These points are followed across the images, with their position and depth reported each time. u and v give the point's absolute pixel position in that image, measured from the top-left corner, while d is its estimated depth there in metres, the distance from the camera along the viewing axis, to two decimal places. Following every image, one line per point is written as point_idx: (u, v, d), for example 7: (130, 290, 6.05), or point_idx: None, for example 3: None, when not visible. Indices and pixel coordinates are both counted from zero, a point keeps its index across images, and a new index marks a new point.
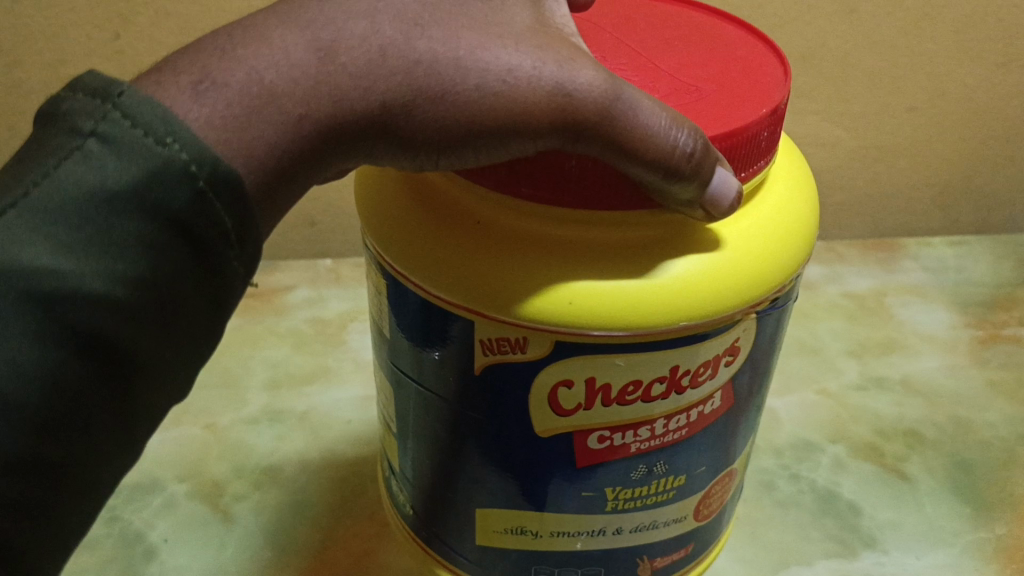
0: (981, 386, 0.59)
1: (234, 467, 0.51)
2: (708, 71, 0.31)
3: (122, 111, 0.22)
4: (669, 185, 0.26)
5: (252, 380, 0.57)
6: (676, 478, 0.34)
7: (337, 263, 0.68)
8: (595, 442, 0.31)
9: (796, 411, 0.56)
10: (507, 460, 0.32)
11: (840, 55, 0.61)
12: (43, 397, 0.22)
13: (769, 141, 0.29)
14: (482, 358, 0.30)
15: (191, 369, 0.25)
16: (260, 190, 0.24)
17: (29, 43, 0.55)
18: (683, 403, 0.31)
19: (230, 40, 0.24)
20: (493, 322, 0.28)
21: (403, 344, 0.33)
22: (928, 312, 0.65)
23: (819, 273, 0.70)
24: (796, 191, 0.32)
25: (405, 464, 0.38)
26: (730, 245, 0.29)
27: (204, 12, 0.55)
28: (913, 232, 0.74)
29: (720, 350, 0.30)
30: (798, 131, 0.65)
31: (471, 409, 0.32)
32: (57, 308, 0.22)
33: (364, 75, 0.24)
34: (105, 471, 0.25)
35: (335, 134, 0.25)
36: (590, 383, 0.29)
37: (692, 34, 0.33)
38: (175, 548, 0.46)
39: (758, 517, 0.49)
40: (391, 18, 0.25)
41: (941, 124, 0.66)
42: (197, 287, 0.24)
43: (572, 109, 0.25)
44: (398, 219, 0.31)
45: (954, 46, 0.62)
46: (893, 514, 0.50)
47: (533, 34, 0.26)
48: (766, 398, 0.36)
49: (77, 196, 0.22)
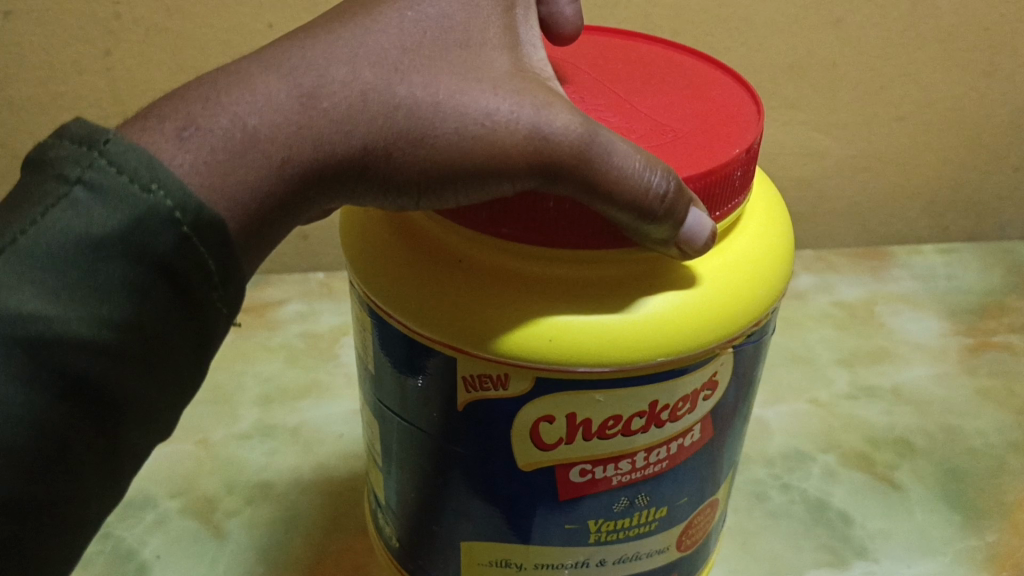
0: (972, 394, 0.59)
1: (226, 483, 0.51)
2: (684, 110, 0.31)
3: (109, 159, 0.22)
4: (642, 224, 0.27)
5: (245, 396, 0.57)
6: (658, 510, 0.34)
7: (330, 276, 0.69)
8: (576, 475, 0.31)
9: (787, 421, 0.57)
10: (492, 493, 0.32)
11: (828, 65, 0.61)
12: (31, 440, 0.22)
13: (743, 179, 0.29)
14: (464, 393, 0.30)
15: (176, 406, 0.26)
16: (241, 234, 0.24)
17: (21, 61, 0.55)
18: (662, 436, 0.31)
19: (214, 87, 0.25)
20: (475, 359, 0.29)
21: (388, 378, 0.33)
22: (918, 320, 0.66)
23: (810, 282, 0.70)
24: (771, 225, 0.33)
25: (389, 494, 0.38)
26: (706, 281, 0.29)
27: (194, 30, 0.55)
28: (904, 240, 0.74)
29: (699, 384, 0.30)
30: (788, 141, 0.65)
31: (454, 444, 0.32)
32: (43, 353, 0.22)
33: (344, 122, 0.25)
34: (91, 509, 0.25)
35: (314, 177, 0.25)
36: (571, 418, 0.30)
37: (667, 72, 0.33)
38: (168, 564, 0.46)
39: (748, 528, 0.50)
40: (371, 64, 0.26)
41: (930, 133, 0.66)
42: (182, 328, 0.24)
43: (548, 151, 0.25)
44: (381, 257, 0.31)
45: (942, 54, 0.62)
46: (883, 523, 0.50)
47: (512, 78, 0.27)
48: (746, 429, 0.37)
49: (63, 243, 0.22)
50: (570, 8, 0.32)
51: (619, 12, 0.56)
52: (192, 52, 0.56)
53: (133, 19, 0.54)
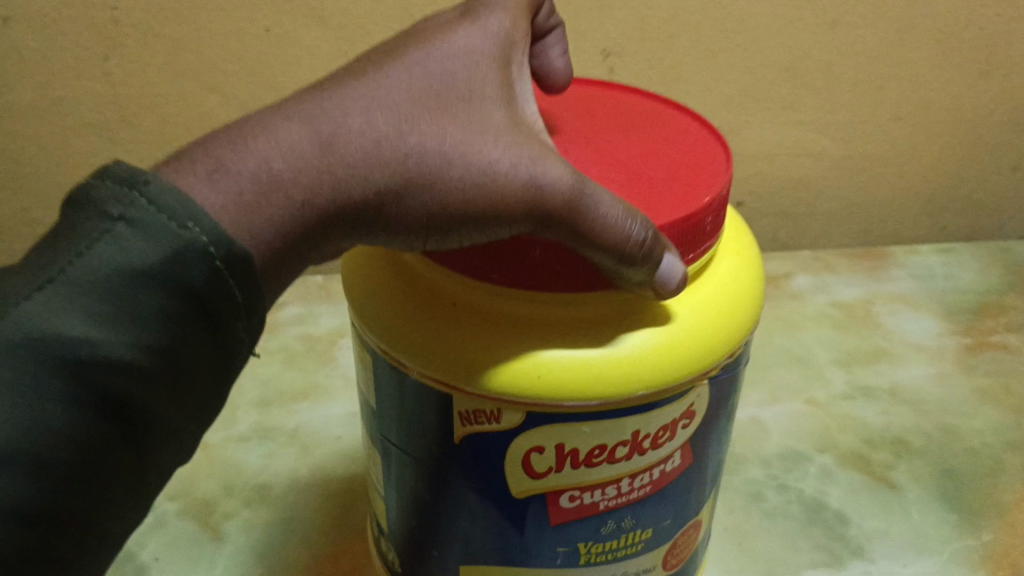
0: (969, 394, 0.59)
1: (225, 485, 0.52)
2: (657, 156, 0.32)
3: (150, 198, 0.23)
4: (623, 269, 0.27)
5: (243, 398, 0.57)
6: (643, 531, 0.34)
7: (328, 279, 0.69)
8: (567, 501, 0.32)
9: (783, 422, 0.57)
10: (481, 510, 0.33)
11: (825, 66, 0.61)
12: (72, 460, 0.23)
13: (713, 224, 0.30)
14: (459, 425, 0.31)
15: (196, 434, 0.26)
16: (263, 272, 0.25)
17: (20, 67, 0.56)
18: (646, 463, 0.32)
19: (239, 132, 0.25)
20: (467, 395, 0.29)
21: (385, 406, 0.34)
22: (916, 320, 0.66)
23: (807, 282, 0.70)
24: (745, 263, 0.34)
25: (389, 520, 0.38)
26: (685, 318, 0.30)
27: (192, 35, 0.55)
28: (902, 240, 0.74)
29: (678, 415, 0.31)
30: (786, 142, 0.65)
31: (449, 470, 0.32)
32: (85, 379, 0.22)
33: (357, 170, 0.25)
34: (114, 536, 0.25)
35: (326, 223, 0.25)
36: (559, 448, 0.30)
37: (642, 119, 0.34)
38: (165, 566, 0.46)
39: (744, 529, 0.50)
40: (385, 110, 0.26)
41: (928, 133, 0.67)
42: (207, 359, 0.25)
43: (543, 202, 0.26)
44: (382, 300, 0.32)
45: (939, 54, 0.62)
46: (879, 523, 0.50)
47: (513, 129, 0.28)
48: (727, 449, 0.37)
49: (105, 277, 0.22)
50: (559, 60, 0.33)
51: (614, 14, 0.57)
52: (190, 57, 0.56)
53: (129, 23, 0.54)
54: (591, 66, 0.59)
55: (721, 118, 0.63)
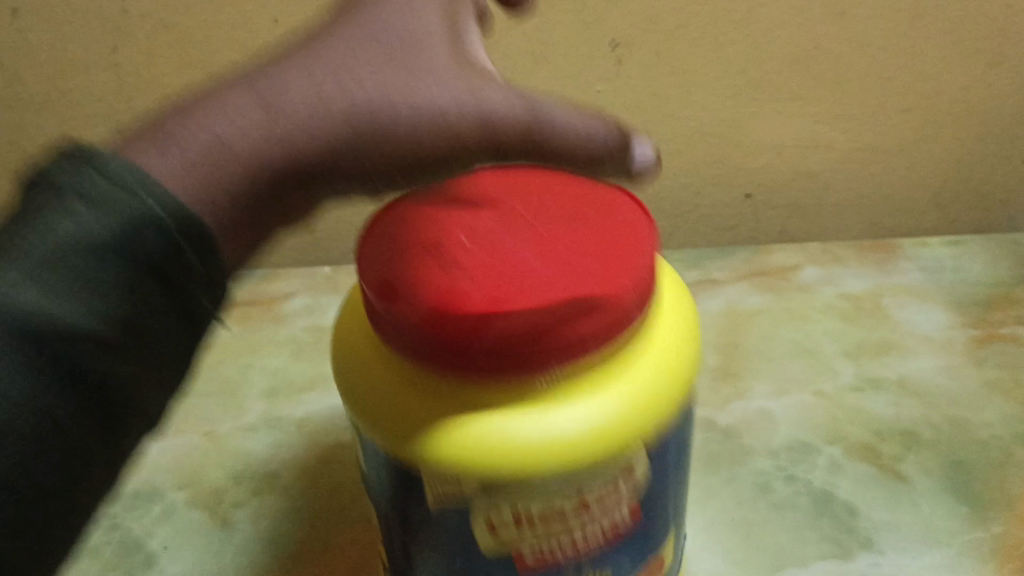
0: (978, 386, 0.59)
1: (233, 474, 0.52)
2: (591, 238, 0.34)
3: (103, 174, 0.25)
4: (594, 165, 0.29)
5: (251, 388, 0.58)
6: (608, 571, 0.36)
7: (336, 270, 0.69)
8: (532, 557, 0.34)
9: (792, 413, 0.57)
10: (462, 543, 0.34)
11: (834, 56, 0.61)
12: (36, 405, 0.25)
13: (643, 298, 0.33)
14: (433, 495, 0.33)
15: (167, 392, 0.29)
16: (231, 224, 0.27)
17: (32, 55, 0.57)
18: (598, 520, 0.34)
19: (192, 109, 0.27)
20: (439, 475, 0.32)
21: (369, 456, 0.36)
22: (924, 312, 0.65)
23: (816, 274, 0.70)
24: (680, 323, 0.36)
25: (385, 548, 0.40)
26: (621, 389, 0.33)
27: (199, 28, 0.55)
28: (912, 232, 0.74)
29: (626, 477, 0.33)
30: (794, 133, 0.65)
31: (426, 509, 0.34)
32: (54, 335, 0.25)
33: (306, 122, 0.27)
34: (96, 482, 0.28)
35: (289, 183, 0.28)
36: (517, 516, 0.33)
37: (580, 190, 0.37)
38: (174, 556, 0.47)
39: (753, 520, 0.50)
40: (327, 75, 0.29)
41: (937, 124, 0.66)
42: (171, 320, 0.27)
43: (489, 130, 0.28)
44: (354, 377, 0.35)
45: (949, 45, 0.61)
46: (888, 515, 0.50)
47: (451, 71, 0.30)
48: (687, 484, 0.39)
49: (67, 248, 0.25)
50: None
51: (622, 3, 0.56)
52: (198, 49, 0.56)
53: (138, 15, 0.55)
54: (600, 57, 0.59)
55: (728, 109, 0.63)
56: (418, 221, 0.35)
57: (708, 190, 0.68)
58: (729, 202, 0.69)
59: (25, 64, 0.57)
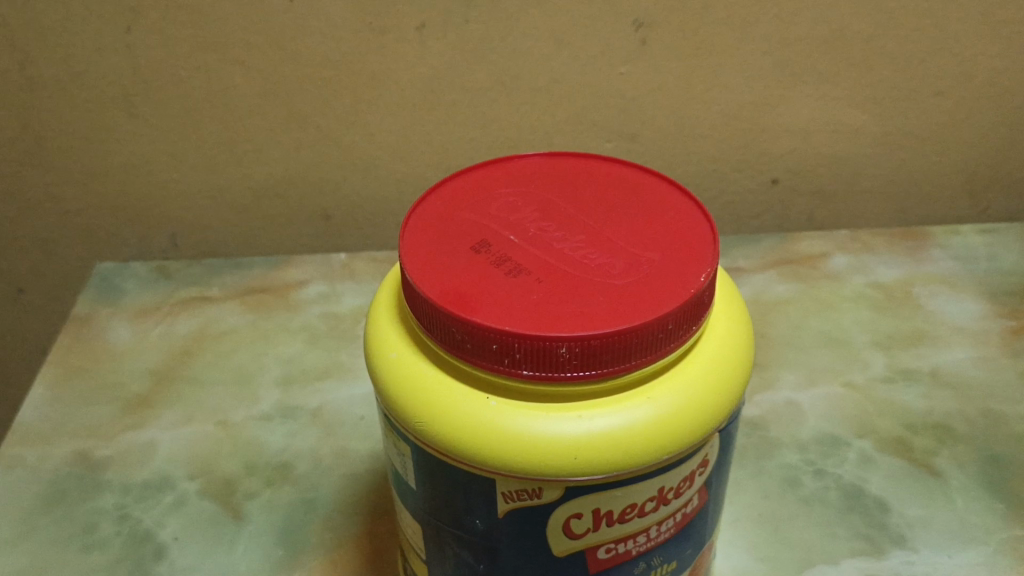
0: (1014, 378, 0.57)
1: (246, 464, 0.51)
2: (652, 236, 0.33)
3: None
4: None
5: (265, 377, 0.57)
6: (669, 564, 0.35)
7: (352, 258, 0.67)
8: (604, 553, 0.32)
9: (820, 406, 0.55)
10: (512, 550, 0.32)
11: (865, 38, 0.59)
12: None
13: (709, 296, 0.31)
14: (503, 503, 0.31)
15: None
16: None
17: (43, 39, 0.56)
18: (670, 509, 0.33)
19: None
20: (490, 475, 0.30)
21: (408, 463, 0.33)
22: (957, 303, 0.63)
23: (845, 263, 0.68)
24: (734, 326, 0.35)
25: (414, 557, 0.38)
26: (683, 387, 0.31)
27: (213, 10, 0.54)
28: (944, 220, 0.71)
29: (695, 465, 0.32)
30: (822, 117, 0.63)
31: (472, 516, 0.32)
32: None
33: None
34: None
35: None
36: (596, 512, 0.31)
37: (632, 196, 0.36)
38: (185, 547, 0.46)
39: (781, 515, 0.48)
40: None
41: (971, 109, 0.64)
42: None
43: None
44: (407, 393, 0.32)
45: (984, 26, 0.59)
46: (922, 511, 0.48)
47: None
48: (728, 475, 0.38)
49: None
50: None
51: None
52: (212, 30, 0.55)
53: None
54: (623, 37, 0.57)
55: (756, 92, 0.61)
56: (466, 237, 0.33)
57: (733, 175, 0.66)
58: (756, 188, 0.67)
59: (36, 46, 0.56)
